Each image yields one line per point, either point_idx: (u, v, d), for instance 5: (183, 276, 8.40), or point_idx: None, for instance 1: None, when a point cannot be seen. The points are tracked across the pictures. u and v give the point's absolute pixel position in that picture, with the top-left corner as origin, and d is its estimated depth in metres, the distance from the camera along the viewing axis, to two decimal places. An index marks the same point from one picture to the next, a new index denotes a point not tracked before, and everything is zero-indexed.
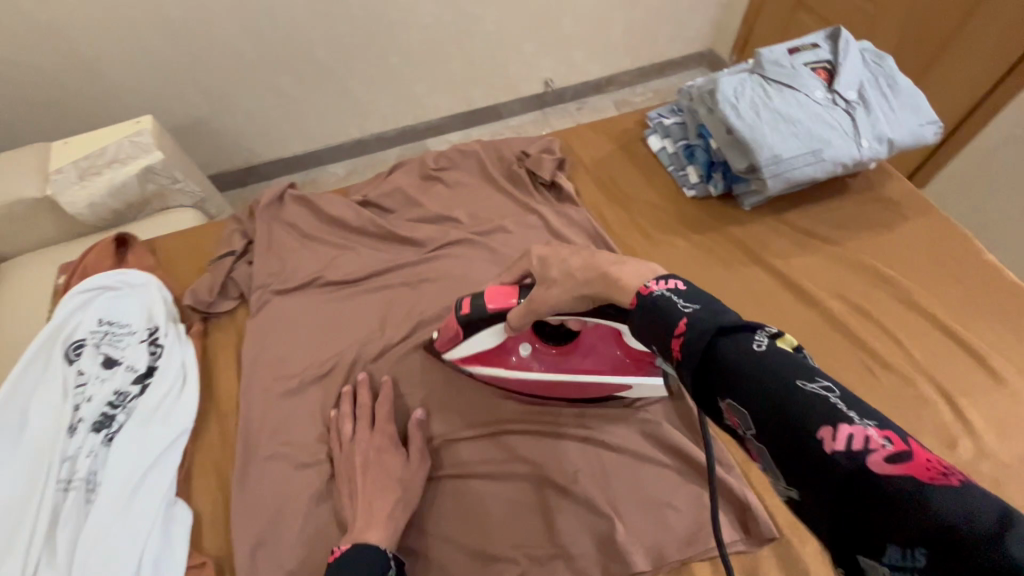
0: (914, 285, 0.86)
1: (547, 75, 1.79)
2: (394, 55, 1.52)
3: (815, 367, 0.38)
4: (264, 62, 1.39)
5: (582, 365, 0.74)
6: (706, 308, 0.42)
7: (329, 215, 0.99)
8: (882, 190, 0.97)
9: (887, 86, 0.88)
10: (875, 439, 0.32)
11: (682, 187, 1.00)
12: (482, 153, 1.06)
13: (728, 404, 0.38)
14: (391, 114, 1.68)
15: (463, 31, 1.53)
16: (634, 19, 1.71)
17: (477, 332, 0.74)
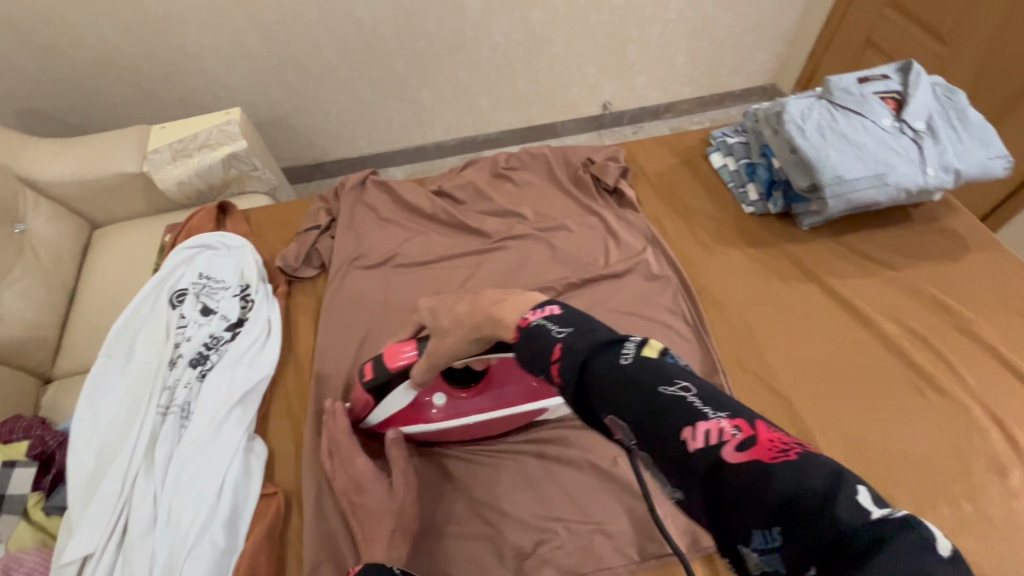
0: (972, 315, 0.86)
1: (607, 98, 1.86)
2: (464, 68, 1.62)
3: (677, 369, 0.41)
4: (347, 66, 1.52)
5: (501, 398, 0.76)
6: (577, 330, 0.46)
7: (406, 202, 1.08)
8: (946, 222, 0.98)
9: (957, 119, 0.90)
10: (727, 430, 0.35)
11: (741, 204, 1.04)
12: (550, 157, 1.13)
13: (610, 419, 0.41)
14: (456, 123, 1.78)
15: (530, 49, 1.62)
16: (698, 48, 1.77)
17: (387, 395, 0.74)
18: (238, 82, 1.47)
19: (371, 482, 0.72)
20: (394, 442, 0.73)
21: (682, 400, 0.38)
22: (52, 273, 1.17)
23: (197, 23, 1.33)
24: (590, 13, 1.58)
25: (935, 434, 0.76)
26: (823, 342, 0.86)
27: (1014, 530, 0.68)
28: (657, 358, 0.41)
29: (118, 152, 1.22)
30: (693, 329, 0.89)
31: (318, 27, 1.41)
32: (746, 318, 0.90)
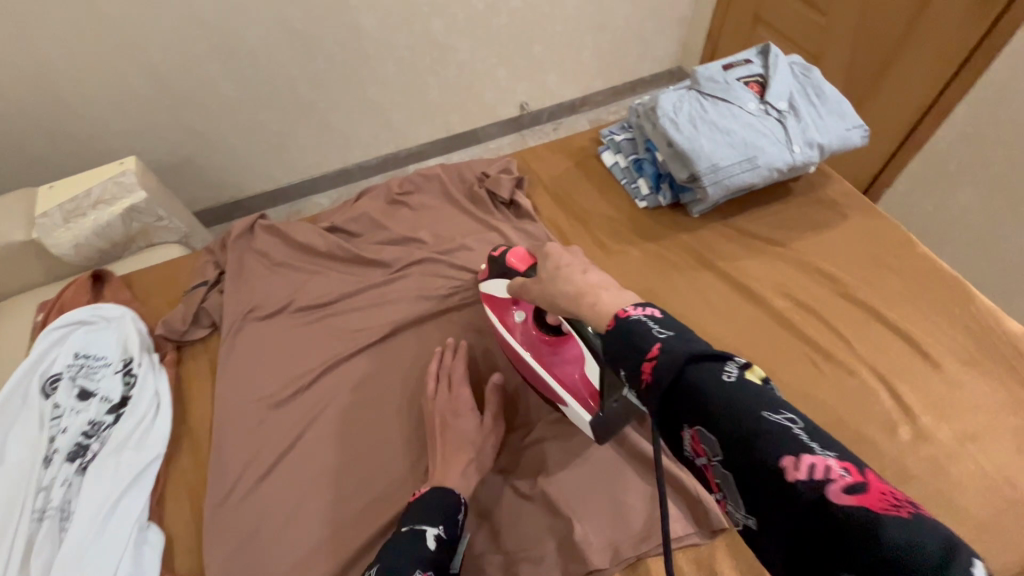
0: (854, 280, 0.90)
1: (523, 98, 1.86)
2: (372, 87, 1.58)
3: (782, 399, 0.41)
4: (244, 99, 1.45)
5: (546, 361, 0.77)
6: (681, 335, 0.45)
7: (297, 242, 1.04)
8: (823, 192, 1.02)
9: (815, 96, 0.94)
10: (835, 469, 0.36)
11: (634, 199, 1.05)
12: (443, 176, 1.11)
13: (699, 432, 0.42)
14: (373, 142, 1.73)
15: (438, 61, 1.60)
16: (604, 40, 1.79)
17: (494, 281, 0.84)
18: (129, 129, 1.38)
19: (469, 411, 0.80)
20: (495, 388, 0.82)
21: (788, 430, 0.38)
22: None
23: (63, 74, 1.23)
24: (494, 17, 1.57)
25: (833, 403, 0.78)
26: (723, 327, 0.88)
27: (909, 484, 0.72)
28: (760, 384, 0.41)
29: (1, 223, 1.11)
30: None
31: (207, 62, 1.34)
32: None
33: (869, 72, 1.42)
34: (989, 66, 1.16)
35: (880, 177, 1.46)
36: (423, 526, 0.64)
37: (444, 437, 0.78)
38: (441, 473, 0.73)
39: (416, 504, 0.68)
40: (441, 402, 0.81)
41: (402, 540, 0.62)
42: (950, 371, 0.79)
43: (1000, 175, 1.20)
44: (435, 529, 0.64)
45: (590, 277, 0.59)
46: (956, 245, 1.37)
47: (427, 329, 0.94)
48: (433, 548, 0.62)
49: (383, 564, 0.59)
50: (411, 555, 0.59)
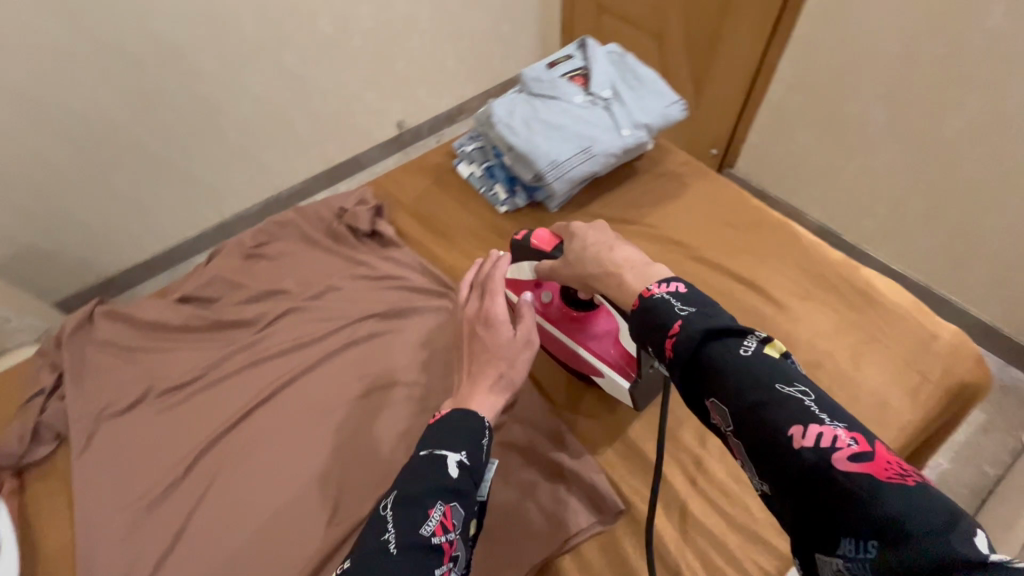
0: (702, 244, 0.96)
1: (399, 117, 1.80)
2: (234, 131, 1.48)
3: (796, 373, 0.45)
4: (82, 172, 1.32)
5: (580, 336, 0.78)
6: (702, 312, 0.49)
7: (144, 321, 0.95)
8: (664, 165, 1.08)
9: (633, 79, 1.00)
10: (843, 439, 0.39)
11: (495, 205, 1.06)
12: (297, 220, 1.06)
13: (712, 402, 0.46)
14: (249, 188, 1.60)
15: (298, 93, 1.53)
16: (464, 48, 1.80)
17: (517, 263, 0.82)
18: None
19: (502, 322, 0.70)
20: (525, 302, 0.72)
21: (798, 401, 0.42)
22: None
23: None
24: (346, 42, 1.53)
25: None
26: None
27: None
28: (777, 357, 0.45)
29: None
30: None
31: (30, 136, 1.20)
32: None
33: (696, 45, 1.52)
34: (798, 22, 1.28)
35: (736, 136, 1.58)
36: (444, 452, 0.57)
37: (472, 347, 0.71)
38: (466, 389, 0.66)
39: (439, 422, 0.61)
40: (471, 312, 0.74)
41: (422, 467, 0.56)
42: (794, 310, 0.86)
43: (833, 114, 1.33)
44: (457, 456, 0.57)
45: (618, 256, 0.63)
46: (812, 186, 1.49)
47: (306, 382, 0.87)
48: (456, 476, 0.55)
49: (399, 493, 0.54)
50: (429, 485, 0.54)
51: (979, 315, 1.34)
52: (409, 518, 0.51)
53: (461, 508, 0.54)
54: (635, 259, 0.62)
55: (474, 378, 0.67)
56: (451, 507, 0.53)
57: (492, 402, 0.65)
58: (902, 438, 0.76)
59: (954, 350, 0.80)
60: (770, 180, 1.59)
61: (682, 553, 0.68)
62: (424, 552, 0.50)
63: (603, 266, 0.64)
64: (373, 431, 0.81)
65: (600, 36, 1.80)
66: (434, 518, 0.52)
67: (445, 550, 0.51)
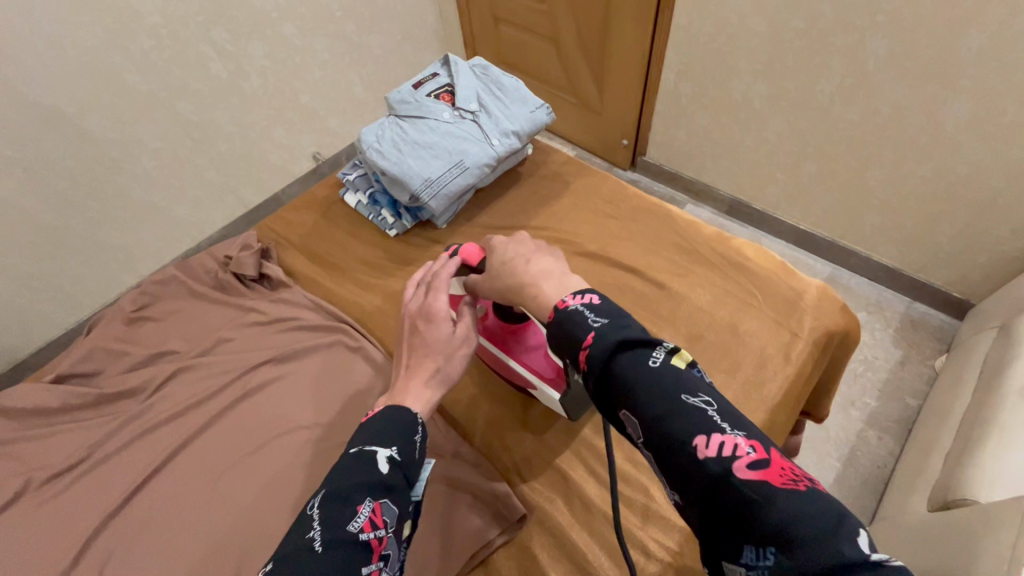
0: (588, 238, 0.98)
1: (313, 148, 1.76)
2: (135, 187, 1.41)
3: (701, 383, 0.46)
4: None
5: (511, 349, 0.76)
6: (613, 323, 0.51)
7: (21, 409, 0.88)
8: (547, 167, 1.11)
9: (498, 89, 1.02)
10: (743, 448, 0.41)
11: (385, 230, 1.05)
12: (182, 276, 1.02)
13: (625, 414, 0.47)
14: (160, 246, 1.53)
15: (197, 141, 1.47)
16: (368, 74, 1.78)
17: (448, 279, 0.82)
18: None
19: (443, 316, 0.68)
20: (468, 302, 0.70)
21: (702, 410, 0.43)
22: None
23: None
24: (241, 82, 1.49)
25: None
26: None
27: None
28: (684, 367, 0.47)
29: None
30: (379, 368, 0.88)
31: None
32: None
33: (587, 45, 1.57)
34: (673, 15, 1.34)
35: (642, 125, 1.64)
36: (373, 447, 0.55)
37: (411, 343, 0.68)
38: (402, 383, 0.64)
39: (373, 418, 0.59)
40: (413, 306, 0.72)
41: (352, 463, 0.53)
42: (675, 289, 0.89)
43: (716, 94, 1.41)
44: (388, 451, 0.55)
45: (532, 268, 0.65)
46: (717, 163, 1.56)
47: (203, 441, 0.84)
48: (385, 472, 0.53)
49: (328, 492, 0.50)
50: (358, 481, 0.51)
51: (885, 260, 1.43)
52: (336, 515, 0.48)
53: (394, 506, 0.51)
54: (548, 272, 0.63)
55: (411, 373, 0.66)
56: (381, 504, 0.50)
57: (426, 397, 0.64)
58: (785, 395, 0.80)
59: (821, 303, 0.86)
60: (681, 162, 1.65)
61: (590, 547, 0.69)
62: (350, 550, 0.46)
63: (519, 279, 0.64)
64: (275, 480, 0.79)
65: (501, 46, 1.82)
66: (363, 514, 0.49)
67: (375, 548, 0.47)
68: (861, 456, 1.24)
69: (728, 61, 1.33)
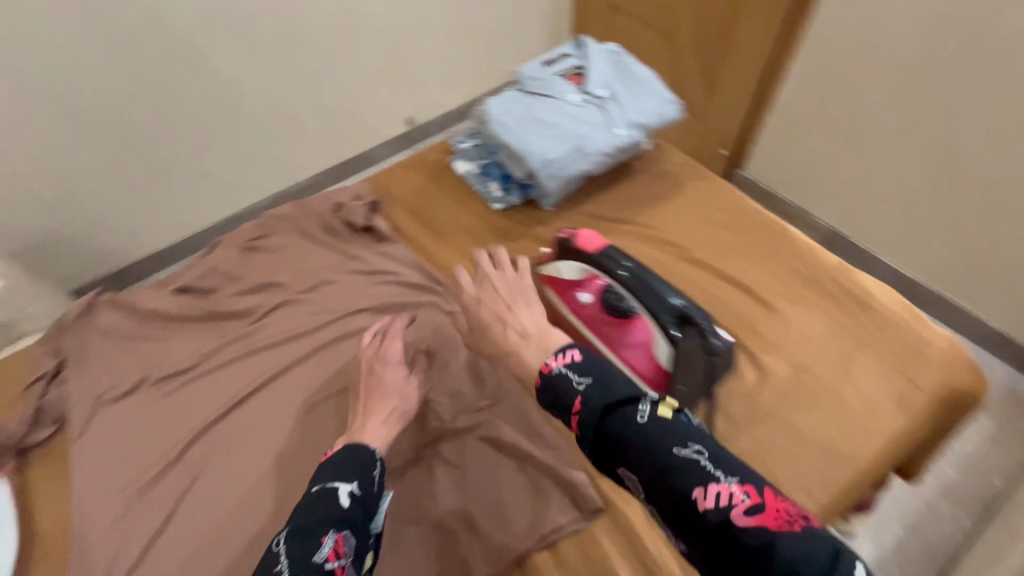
0: (695, 246, 0.95)
1: (408, 113, 1.77)
2: (246, 123, 1.46)
3: (690, 432, 0.51)
4: (96, 164, 1.31)
5: (615, 343, 0.76)
6: (597, 384, 0.56)
7: (146, 311, 0.97)
8: (660, 165, 1.08)
9: (629, 78, 1.00)
10: (737, 495, 0.46)
11: (488, 202, 1.06)
12: (294, 214, 1.07)
13: (624, 471, 0.53)
14: (258, 182, 1.58)
15: (308, 89, 1.51)
16: (475, 47, 1.78)
17: (563, 261, 0.83)
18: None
19: (397, 362, 0.80)
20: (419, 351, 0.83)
21: (694, 462, 0.49)
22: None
23: None
24: (355, 40, 1.52)
25: None
26: None
27: (761, 426, 0.77)
28: (672, 420, 0.52)
29: None
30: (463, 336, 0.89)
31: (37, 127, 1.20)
32: None
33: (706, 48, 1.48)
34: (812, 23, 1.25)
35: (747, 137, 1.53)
36: (334, 484, 0.59)
37: (368, 385, 0.77)
38: (360, 420, 0.72)
39: (331, 458, 0.63)
40: (369, 353, 0.82)
41: (317, 499, 0.57)
42: (786, 314, 0.85)
43: (846, 118, 1.30)
44: (349, 486, 0.59)
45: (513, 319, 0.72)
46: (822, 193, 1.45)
47: (293, 374, 0.88)
48: (346, 506, 0.57)
49: (291, 528, 0.54)
50: (322, 515, 0.55)
51: (1001, 325, 1.29)
52: (304, 547, 0.52)
53: (354, 537, 0.56)
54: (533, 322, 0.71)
55: (368, 412, 0.74)
56: (342, 535, 0.55)
57: (382, 431, 0.71)
58: (891, 446, 0.75)
59: (946, 357, 0.79)
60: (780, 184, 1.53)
61: (659, 554, 0.68)
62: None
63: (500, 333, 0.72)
64: None
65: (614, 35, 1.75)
66: (327, 545, 0.53)
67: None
68: (933, 526, 1.14)
69: (870, 82, 1.22)
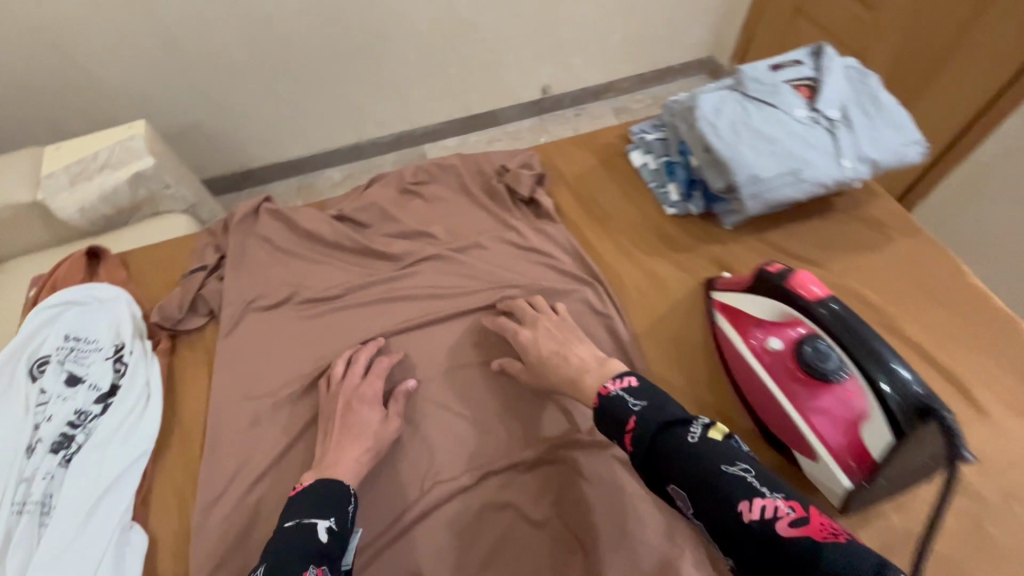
0: (899, 314, 0.83)
1: (545, 81, 1.62)
2: (389, 61, 1.39)
3: (737, 454, 0.54)
4: (250, 65, 1.29)
5: (805, 404, 0.68)
6: (650, 406, 0.59)
7: (302, 228, 0.97)
8: (868, 211, 0.95)
9: (871, 105, 0.86)
10: (783, 509, 0.48)
11: (662, 205, 0.98)
12: (460, 166, 1.04)
13: (674, 488, 0.55)
14: (386, 118, 1.55)
15: (457, 38, 1.40)
16: (634, 25, 1.55)
17: (755, 298, 0.75)
18: (124, 93, 1.25)
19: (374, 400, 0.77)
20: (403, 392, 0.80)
21: (742, 479, 0.51)
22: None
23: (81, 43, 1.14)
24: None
25: None
26: None
27: (948, 543, 0.67)
28: (720, 440, 0.55)
29: (5, 179, 1.06)
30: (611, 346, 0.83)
31: (183, 17, 1.16)
32: (677, 328, 0.85)
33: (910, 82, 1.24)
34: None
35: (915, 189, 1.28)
36: (312, 520, 0.63)
37: (345, 419, 0.75)
38: (334, 456, 0.71)
39: (304, 494, 0.66)
40: (349, 385, 0.78)
41: (291, 535, 0.61)
42: (998, 421, 0.74)
43: None
44: (327, 522, 0.63)
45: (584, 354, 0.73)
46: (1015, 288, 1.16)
47: (433, 334, 0.87)
48: (323, 541, 0.61)
49: (268, 563, 0.58)
50: (298, 552, 0.59)
51: None
52: None
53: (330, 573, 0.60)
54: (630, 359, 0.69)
55: (343, 448, 0.73)
56: (321, 572, 0.58)
57: (357, 470, 0.71)
58: None
59: None
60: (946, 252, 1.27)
61: None
62: None
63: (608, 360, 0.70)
64: (492, 404, 0.81)
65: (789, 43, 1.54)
66: None
67: None
68: None
69: None
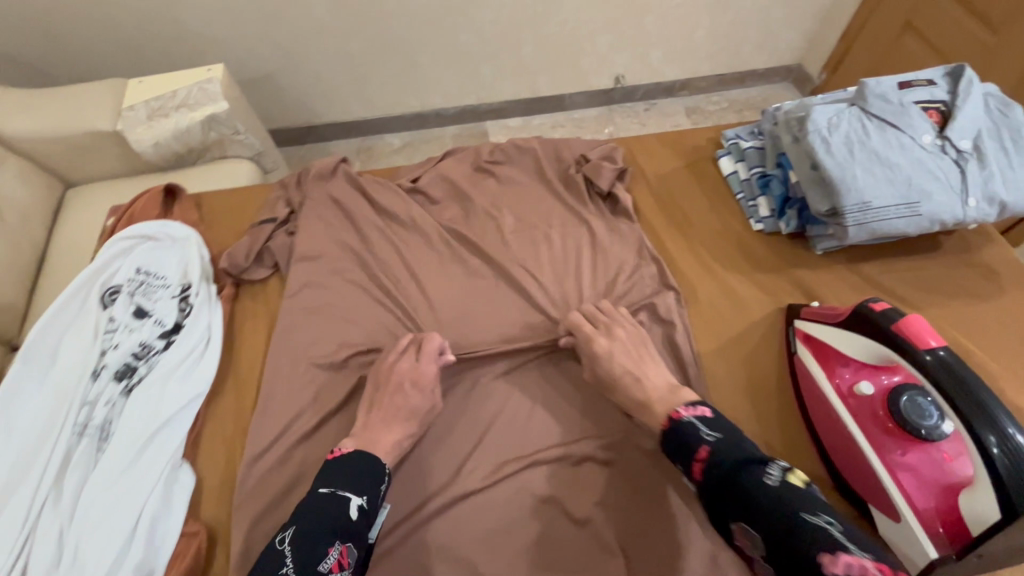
0: (1004, 374, 0.75)
1: (620, 70, 1.55)
2: (467, 32, 1.35)
3: (821, 505, 0.50)
4: (331, 22, 1.27)
5: (894, 458, 0.62)
6: (725, 441, 0.57)
7: (372, 195, 0.95)
8: (980, 255, 0.86)
9: (1010, 140, 0.77)
10: (871, 569, 0.43)
11: (748, 219, 0.92)
12: (539, 150, 1.00)
13: (746, 527, 0.51)
14: (455, 91, 1.52)
15: (540, 16, 1.35)
16: (723, 21, 1.45)
17: (844, 333, 0.69)
18: (209, 35, 1.26)
19: (428, 385, 0.74)
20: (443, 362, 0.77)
21: (823, 529, 0.47)
22: (19, 242, 1.05)
23: None
24: None
25: None
26: None
27: None
28: (801, 487, 0.52)
29: (90, 106, 1.08)
30: (676, 356, 0.79)
31: None
32: (752, 351, 0.80)
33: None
34: None
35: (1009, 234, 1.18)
36: (347, 494, 0.62)
37: (393, 398, 0.73)
38: (379, 433, 0.70)
39: (349, 461, 0.66)
40: (402, 365, 0.75)
41: (322, 503, 0.61)
42: None
43: None
44: (358, 500, 0.62)
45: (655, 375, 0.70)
46: None
47: (493, 319, 0.84)
48: (353, 518, 0.61)
49: (298, 530, 0.58)
50: (326, 526, 0.59)
51: None
52: (308, 553, 0.57)
53: (355, 548, 0.61)
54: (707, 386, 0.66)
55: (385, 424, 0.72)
56: (346, 548, 0.59)
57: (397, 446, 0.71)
58: None
59: None
60: None
61: None
62: None
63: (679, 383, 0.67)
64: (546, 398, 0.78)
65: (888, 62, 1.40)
66: (332, 556, 0.58)
67: None
68: None
69: None
